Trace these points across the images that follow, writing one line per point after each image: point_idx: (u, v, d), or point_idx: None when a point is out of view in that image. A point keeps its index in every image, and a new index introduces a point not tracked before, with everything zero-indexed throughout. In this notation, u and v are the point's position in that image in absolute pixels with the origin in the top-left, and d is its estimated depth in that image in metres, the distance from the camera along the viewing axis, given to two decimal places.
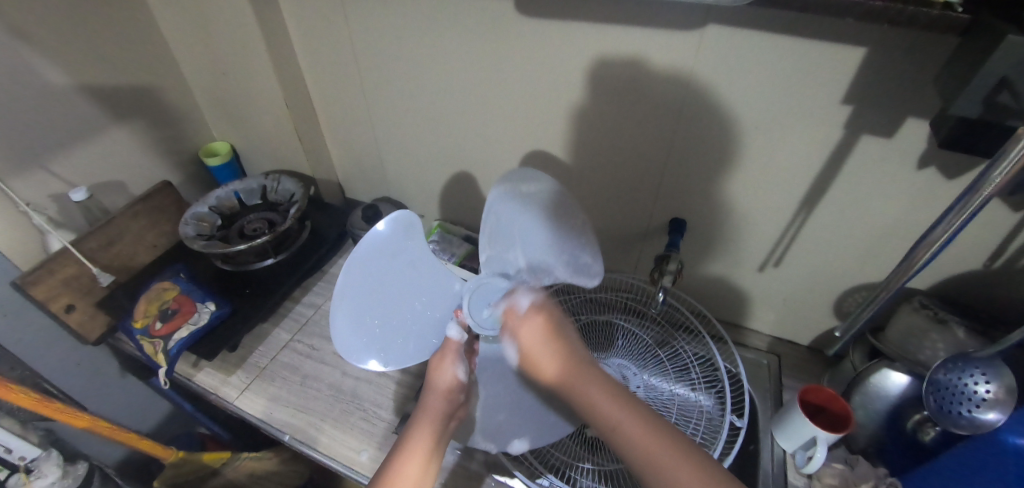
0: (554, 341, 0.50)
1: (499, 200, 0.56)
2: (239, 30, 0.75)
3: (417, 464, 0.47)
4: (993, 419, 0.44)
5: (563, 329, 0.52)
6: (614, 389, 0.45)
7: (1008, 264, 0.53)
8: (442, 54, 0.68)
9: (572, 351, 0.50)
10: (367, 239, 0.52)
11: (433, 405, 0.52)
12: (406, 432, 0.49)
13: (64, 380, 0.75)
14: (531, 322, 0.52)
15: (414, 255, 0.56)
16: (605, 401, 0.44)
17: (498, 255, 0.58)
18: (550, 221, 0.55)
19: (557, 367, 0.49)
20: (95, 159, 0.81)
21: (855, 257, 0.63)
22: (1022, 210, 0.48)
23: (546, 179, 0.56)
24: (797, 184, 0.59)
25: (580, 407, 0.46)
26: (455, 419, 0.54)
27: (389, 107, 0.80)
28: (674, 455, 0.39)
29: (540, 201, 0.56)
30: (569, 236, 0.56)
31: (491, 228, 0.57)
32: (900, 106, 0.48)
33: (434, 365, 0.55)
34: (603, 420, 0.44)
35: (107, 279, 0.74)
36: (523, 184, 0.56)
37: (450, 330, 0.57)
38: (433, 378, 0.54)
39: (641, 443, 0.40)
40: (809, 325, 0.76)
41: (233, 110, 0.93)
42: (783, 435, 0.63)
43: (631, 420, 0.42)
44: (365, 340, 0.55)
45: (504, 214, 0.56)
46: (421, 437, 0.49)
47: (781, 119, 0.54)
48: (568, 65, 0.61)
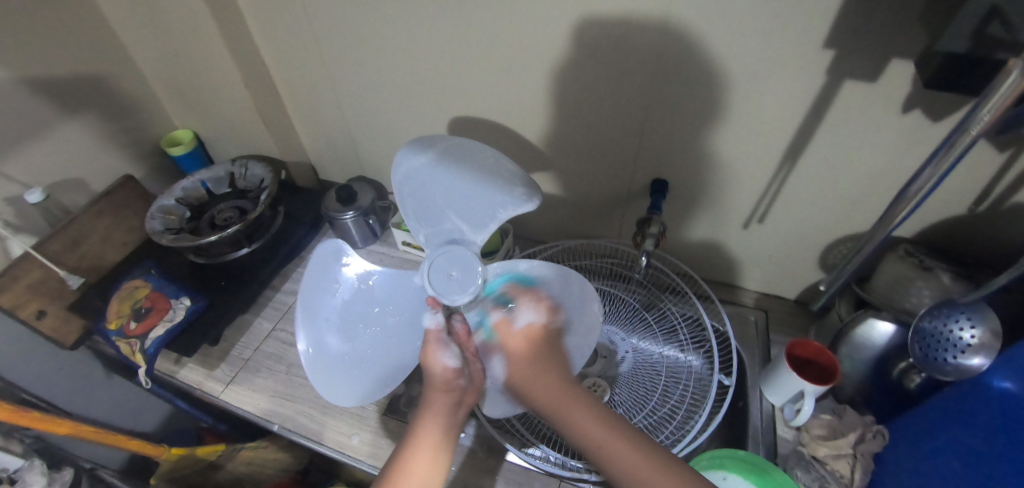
0: (541, 363, 0.50)
1: (402, 183, 0.54)
2: (185, 8, 0.70)
3: (426, 466, 0.45)
4: (978, 364, 0.44)
5: (554, 349, 0.52)
6: (599, 411, 0.46)
7: (994, 207, 0.52)
8: (402, 19, 0.64)
9: (556, 369, 0.50)
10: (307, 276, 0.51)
11: (433, 401, 0.49)
12: (412, 432, 0.48)
13: (46, 386, 0.74)
14: (520, 339, 0.51)
15: (364, 269, 0.53)
16: (592, 422, 0.45)
17: (433, 228, 0.54)
18: (458, 172, 0.53)
19: (542, 390, 0.48)
20: (49, 157, 0.77)
21: (840, 208, 0.62)
22: (1008, 149, 0.46)
23: (432, 141, 0.53)
24: (779, 136, 0.57)
25: (565, 429, 0.46)
26: (465, 406, 0.51)
27: (354, 82, 0.76)
28: (655, 472, 0.41)
29: (440, 161, 0.53)
30: (485, 175, 0.52)
31: (412, 210, 0.54)
32: (884, 46, 0.45)
33: (422, 360, 0.51)
34: (588, 439, 0.44)
35: (76, 281, 0.71)
36: (416, 156, 0.53)
37: (428, 319, 0.53)
38: (426, 374, 0.51)
39: (622, 462, 0.42)
40: (795, 279, 0.75)
41: (192, 95, 0.87)
42: (771, 390, 0.63)
43: (617, 440, 0.43)
44: (354, 385, 0.51)
45: (413, 191, 0.54)
46: (427, 433, 0.48)
47: (762, 66, 0.51)
48: (537, 23, 0.57)
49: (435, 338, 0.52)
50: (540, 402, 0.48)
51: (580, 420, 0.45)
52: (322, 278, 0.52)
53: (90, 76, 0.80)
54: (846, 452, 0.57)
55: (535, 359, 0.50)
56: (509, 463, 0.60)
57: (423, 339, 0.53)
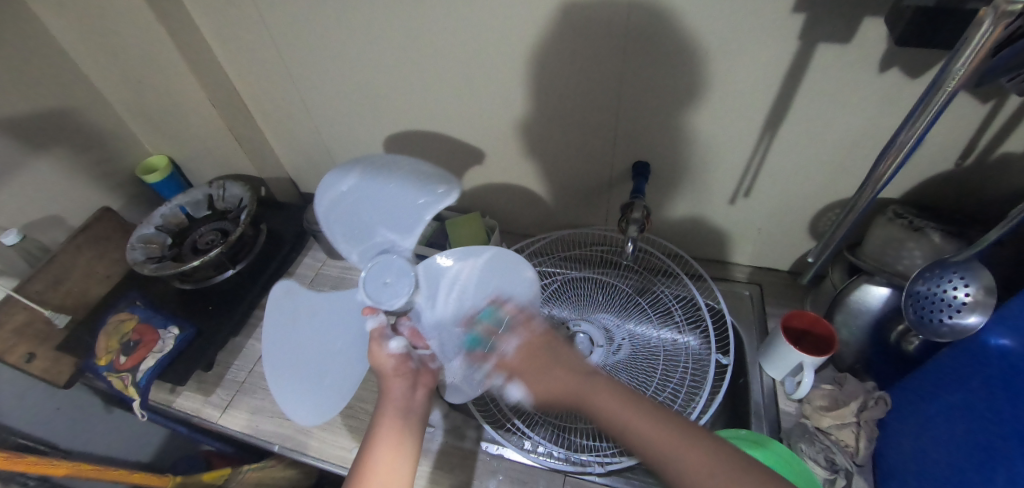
0: (546, 367, 0.50)
1: (331, 212, 0.54)
2: (142, 31, 0.68)
3: (391, 450, 0.46)
4: (975, 322, 0.43)
5: (557, 351, 0.51)
6: (624, 393, 0.44)
7: (981, 159, 0.50)
8: (363, 21, 0.62)
9: (570, 366, 0.49)
10: (263, 323, 0.51)
11: (392, 388, 0.51)
12: (374, 421, 0.49)
13: (43, 426, 0.73)
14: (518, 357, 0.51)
15: (308, 301, 0.53)
16: (611, 402, 0.43)
17: (365, 247, 0.54)
18: (380, 185, 0.52)
19: (567, 386, 0.47)
20: (22, 197, 0.76)
21: (824, 175, 0.61)
22: (991, 100, 0.45)
23: (354, 161, 0.53)
24: (757, 108, 0.55)
25: (590, 419, 0.45)
26: (421, 386, 0.53)
27: (322, 90, 0.74)
28: (678, 443, 0.39)
29: (363, 179, 0.52)
30: (402, 182, 0.52)
31: (342, 234, 0.55)
32: (853, 7, 0.43)
33: (370, 354, 0.54)
34: (611, 421, 0.43)
35: (62, 319, 0.71)
36: (339, 180, 0.53)
37: (372, 320, 0.53)
38: (376, 366, 0.53)
39: (648, 439, 0.40)
40: (785, 250, 0.74)
41: (161, 120, 0.86)
42: (770, 365, 0.62)
43: (637, 417, 0.42)
44: (321, 403, 0.51)
45: (340, 216, 0.54)
46: (389, 422, 0.49)
47: (732, 36, 0.49)
48: (500, 14, 0.55)
49: (379, 334, 0.53)
50: (560, 398, 0.47)
51: (600, 402, 0.44)
52: (276, 319, 0.52)
53: (55, 109, 0.78)
54: (849, 421, 0.56)
55: (540, 363, 0.50)
56: (510, 462, 0.60)
57: (369, 340, 0.54)
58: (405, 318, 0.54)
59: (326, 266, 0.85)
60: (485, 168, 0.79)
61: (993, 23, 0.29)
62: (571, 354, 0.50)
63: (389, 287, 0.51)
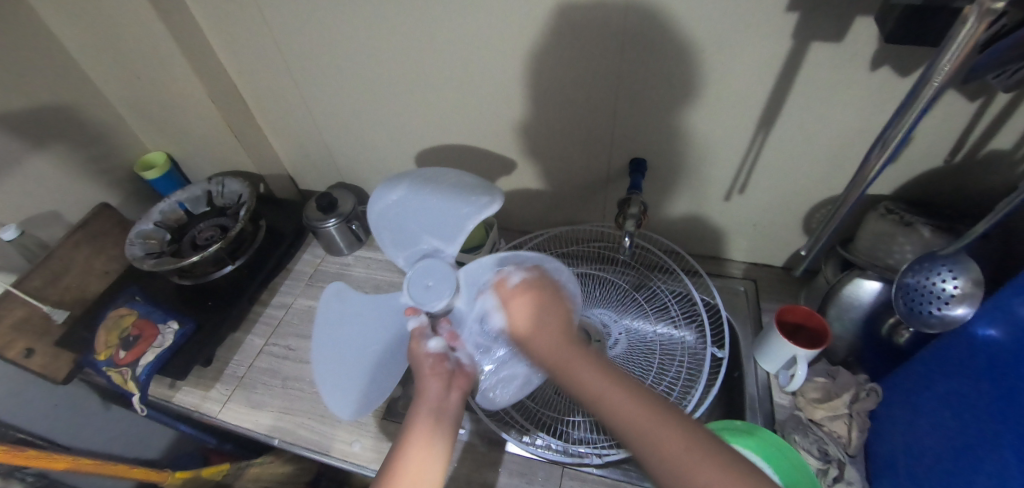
0: (539, 316, 0.49)
1: (379, 220, 0.57)
2: (141, 27, 0.68)
3: (423, 447, 0.45)
4: (962, 314, 0.44)
5: (554, 299, 0.50)
6: (607, 367, 0.43)
7: (971, 156, 0.52)
8: (363, 19, 0.62)
9: (558, 328, 0.48)
10: (317, 323, 0.56)
11: (427, 387, 0.49)
12: (406, 424, 0.47)
13: (41, 421, 0.73)
14: (519, 298, 0.50)
15: (358, 306, 0.57)
16: (593, 374, 0.43)
17: (410, 252, 0.57)
18: (426, 196, 0.55)
19: (552, 345, 0.47)
20: (19, 194, 0.76)
21: (818, 171, 0.62)
22: (978, 97, 0.46)
23: (402, 175, 0.57)
24: (752, 105, 0.56)
25: (569, 385, 0.44)
26: (456, 389, 0.51)
27: (322, 87, 0.74)
28: (655, 419, 0.38)
29: (412, 190, 0.56)
30: (445, 193, 0.55)
31: (389, 240, 0.58)
32: (844, 6, 0.44)
33: (411, 350, 0.53)
34: (589, 391, 0.42)
35: (61, 315, 0.71)
36: (388, 194, 0.57)
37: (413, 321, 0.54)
38: (414, 362, 0.52)
39: (625, 416, 0.39)
40: (780, 246, 0.75)
41: (160, 116, 0.86)
42: (764, 358, 0.63)
43: (615, 391, 0.41)
44: (358, 397, 0.52)
45: (386, 224, 0.57)
46: (421, 425, 0.47)
47: (727, 35, 0.50)
48: (499, 11, 0.56)
49: (420, 333, 0.54)
50: (544, 357, 0.47)
51: (580, 371, 0.43)
52: (326, 321, 0.56)
53: (53, 105, 0.78)
54: (842, 412, 0.57)
55: (534, 316, 0.49)
56: (510, 455, 0.61)
57: (409, 338, 0.55)
58: (444, 321, 0.55)
59: (324, 263, 0.85)
60: (484, 166, 0.79)
61: (976, 21, 0.30)
62: (563, 314, 0.49)
63: (432, 290, 0.54)
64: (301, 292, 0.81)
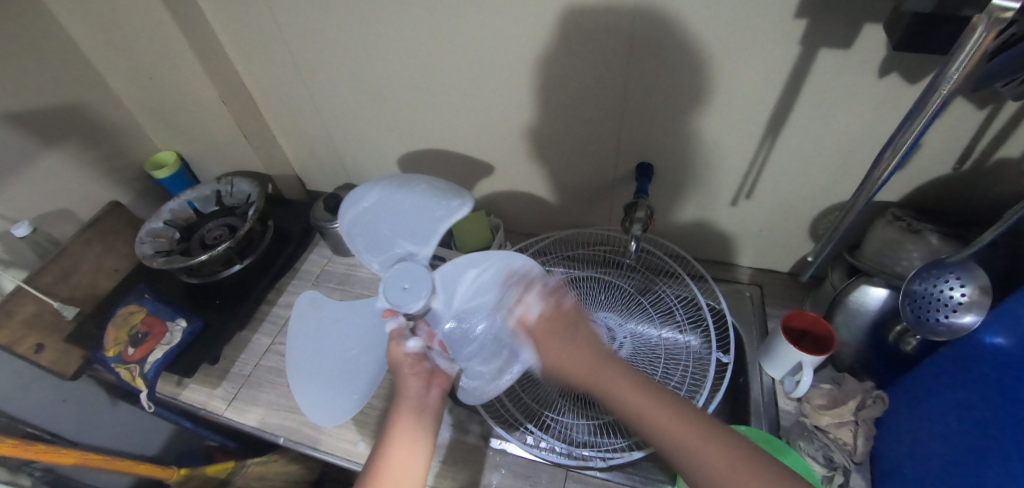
0: (569, 339, 0.49)
1: (353, 226, 0.57)
2: (155, 28, 0.69)
3: (403, 450, 0.47)
4: (970, 321, 0.44)
5: (579, 323, 0.51)
6: (641, 381, 0.45)
7: (979, 164, 0.52)
8: (373, 23, 0.63)
9: (589, 345, 0.49)
10: (292, 336, 0.56)
11: (407, 386, 0.52)
12: (388, 422, 0.50)
13: (49, 416, 0.74)
14: (542, 322, 0.51)
15: (333, 314, 0.57)
16: (629, 388, 0.44)
17: (385, 257, 0.57)
18: (398, 200, 0.55)
19: (582, 363, 0.48)
20: (33, 191, 0.77)
21: (825, 178, 0.62)
22: (987, 105, 0.46)
23: (377, 179, 0.57)
24: (759, 111, 0.57)
25: (604, 401, 0.45)
26: (436, 387, 0.53)
27: (332, 90, 0.75)
28: (693, 432, 0.40)
29: (385, 195, 0.56)
30: (417, 196, 0.54)
31: (364, 246, 0.57)
32: (853, 13, 0.45)
33: (388, 351, 0.55)
34: (625, 408, 0.43)
35: (71, 311, 0.72)
36: (362, 198, 0.56)
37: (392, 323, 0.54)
38: (394, 368, 0.53)
39: (664, 427, 0.41)
40: (786, 252, 0.75)
41: (171, 117, 0.87)
42: (770, 364, 0.63)
43: (654, 406, 0.42)
44: (335, 404, 0.51)
45: (361, 230, 0.57)
46: (404, 423, 0.49)
47: (736, 41, 0.50)
48: (508, 15, 0.56)
49: (399, 335, 0.54)
50: (575, 374, 0.48)
51: (616, 389, 0.45)
52: (302, 333, 0.57)
53: (67, 104, 0.79)
54: (848, 419, 0.58)
55: (560, 333, 0.50)
56: (513, 457, 0.61)
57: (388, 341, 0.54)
58: (423, 323, 0.55)
59: (331, 263, 0.86)
60: (490, 169, 0.80)
61: (985, 30, 0.30)
62: (594, 332, 0.50)
63: (407, 293, 0.53)
64: (307, 292, 0.82)
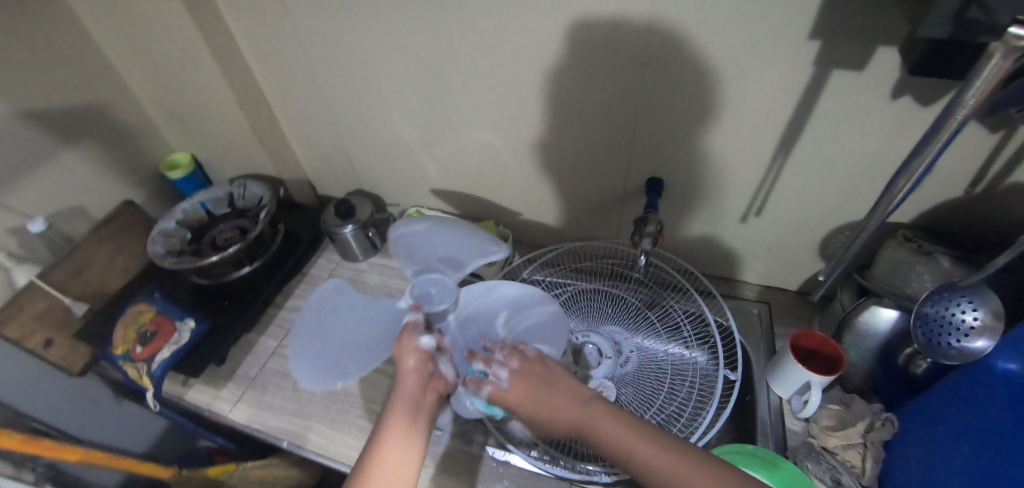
0: (545, 392, 0.48)
1: (399, 243, 0.61)
2: (176, 31, 0.70)
3: (399, 457, 0.45)
4: (982, 347, 0.43)
5: (552, 369, 0.50)
6: (627, 420, 0.46)
7: (991, 187, 0.52)
8: (391, 34, 0.64)
9: (564, 391, 0.49)
10: (309, 303, 0.71)
11: (404, 384, 0.50)
12: (381, 420, 0.48)
13: (55, 412, 0.75)
14: (515, 388, 0.49)
15: (350, 301, 0.70)
16: (618, 433, 0.45)
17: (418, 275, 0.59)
18: (447, 231, 0.59)
19: (567, 413, 0.48)
20: (49, 188, 0.78)
21: (835, 197, 0.62)
22: (1000, 129, 0.47)
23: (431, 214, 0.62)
24: (771, 129, 0.57)
25: (596, 447, 0.46)
26: (433, 391, 0.51)
27: (347, 97, 0.76)
28: (690, 467, 0.41)
29: (434, 225, 0.60)
30: (465, 232, 0.59)
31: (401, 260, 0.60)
32: (868, 35, 0.45)
33: (397, 343, 0.51)
34: (617, 452, 0.44)
35: (81, 307, 0.73)
36: (411, 224, 0.61)
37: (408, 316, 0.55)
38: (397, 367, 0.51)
39: (657, 469, 0.42)
40: (796, 271, 0.75)
41: (188, 118, 0.88)
42: (777, 382, 0.63)
43: (643, 448, 0.43)
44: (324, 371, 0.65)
45: (403, 247, 0.60)
46: (396, 425, 0.47)
47: (749, 60, 0.51)
48: (525, 29, 0.57)
49: (412, 327, 0.52)
50: (563, 426, 0.48)
51: (605, 431, 0.45)
52: (318, 308, 0.70)
53: (86, 104, 0.80)
54: (856, 442, 0.57)
55: (534, 386, 0.49)
56: (517, 469, 0.60)
57: (400, 329, 0.52)
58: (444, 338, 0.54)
59: (339, 268, 0.86)
60: (500, 180, 0.80)
61: (1001, 57, 0.30)
62: (566, 375, 0.50)
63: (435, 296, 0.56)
64: None
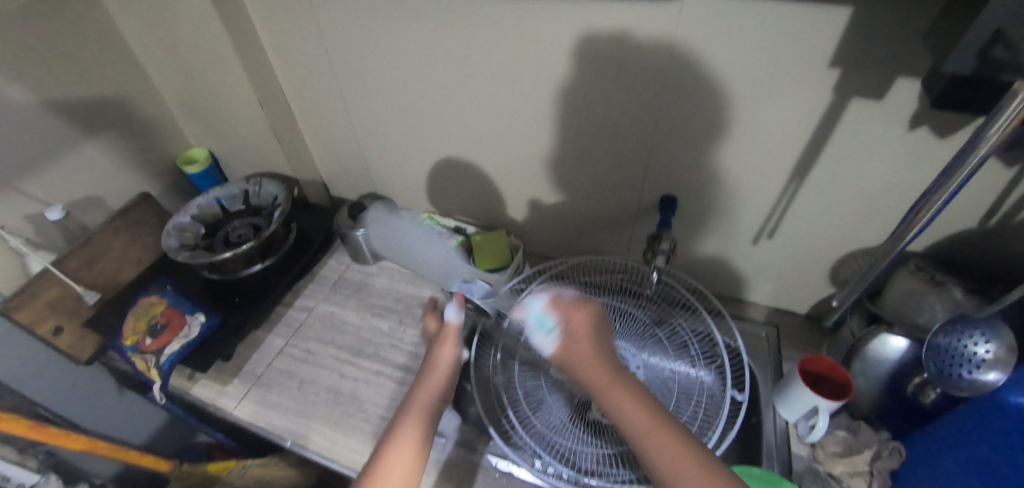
0: (593, 338, 0.51)
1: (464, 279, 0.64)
2: (204, 30, 0.72)
3: (415, 428, 0.47)
4: (993, 379, 0.43)
5: (605, 332, 0.53)
6: (648, 399, 0.45)
7: (1005, 220, 0.52)
8: (416, 43, 0.65)
9: (606, 350, 0.50)
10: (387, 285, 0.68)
11: (429, 387, 0.52)
12: (400, 414, 0.49)
13: (59, 401, 0.75)
14: (576, 313, 0.53)
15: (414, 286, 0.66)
16: (636, 402, 0.44)
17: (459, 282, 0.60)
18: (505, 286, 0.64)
19: (596, 364, 0.48)
20: (69, 178, 0.79)
21: (849, 224, 0.62)
22: (1016, 164, 0.47)
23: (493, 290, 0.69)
24: (787, 154, 0.58)
25: (607, 406, 0.46)
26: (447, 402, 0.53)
27: (367, 102, 0.77)
28: (689, 462, 0.39)
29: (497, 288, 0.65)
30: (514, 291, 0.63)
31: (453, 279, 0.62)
32: (889, 67, 0.46)
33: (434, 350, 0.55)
34: (626, 416, 0.44)
35: (93, 297, 0.73)
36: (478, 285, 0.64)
37: (450, 314, 0.57)
38: (433, 358, 0.54)
39: (659, 447, 0.41)
40: (805, 294, 0.75)
41: (208, 115, 0.89)
42: (785, 407, 0.62)
43: (655, 425, 0.42)
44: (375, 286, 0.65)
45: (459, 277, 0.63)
46: (415, 421, 0.48)
47: (770, 86, 0.52)
48: (549, 44, 0.58)
49: (452, 334, 0.56)
50: (587, 374, 0.48)
51: (623, 398, 0.45)
52: None
53: (110, 97, 0.82)
54: (863, 469, 0.57)
55: (588, 329, 0.52)
56: (521, 481, 0.60)
57: (443, 335, 0.56)
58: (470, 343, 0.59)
59: (349, 270, 0.87)
60: (514, 191, 0.81)
61: None
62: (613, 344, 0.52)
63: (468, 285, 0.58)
64: (324, 297, 0.82)
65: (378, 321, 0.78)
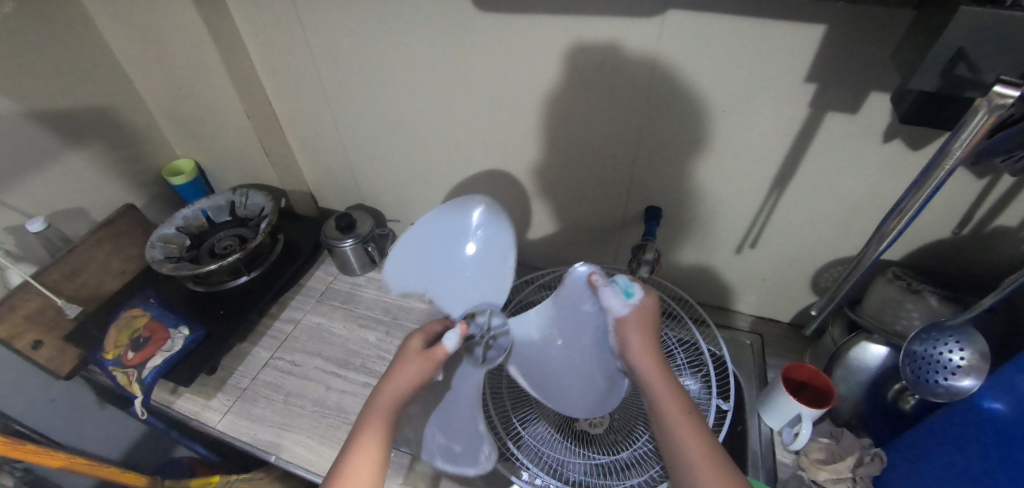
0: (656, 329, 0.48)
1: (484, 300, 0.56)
2: (192, 42, 0.72)
3: (377, 436, 0.44)
4: (968, 385, 0.44)
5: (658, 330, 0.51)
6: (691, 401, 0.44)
7: (978, 230, 0.54)
8: (404, 55, 0.66)
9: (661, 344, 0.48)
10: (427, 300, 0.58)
11: (393, 392, 0.47)
12: (359, 426, 0.45)
13: (36, 416, 0.73)
14: (649, 302, 0.49)
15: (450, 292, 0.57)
16: (683, 400, 0.44)
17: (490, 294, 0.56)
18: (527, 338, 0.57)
19: (651, 353, 0.46)
20: (51, 188, 0.78)
21: (828, 233, 0.64)
22: (985, 176, 0.49)
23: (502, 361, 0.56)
24: (768, 165, 0.59)
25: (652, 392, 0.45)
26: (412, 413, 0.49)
27: (355, 113, 0.78)
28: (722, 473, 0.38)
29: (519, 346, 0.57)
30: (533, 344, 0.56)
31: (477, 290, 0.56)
32: (860, 82, 0.48)
33: (410, 366, 0.48)
34: (671, 408, 0.43)
35: (73, 310, 0.72)
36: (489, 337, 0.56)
37: (448, 338, 0.49)
38: (401, 365, 0.49)
39: (696, 449, 0.40)
40: (788, 303, 0.76)
41: (195, 126, 0.89)
42: (768, 414, 0.63)
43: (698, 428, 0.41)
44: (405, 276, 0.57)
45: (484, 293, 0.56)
46: (372, 433, 0.44)
47: (749, 99, 0.53)
48: (536, 57, 0.59)
49: (437, 357, 0.48)
50: (639, 359, 0.46)
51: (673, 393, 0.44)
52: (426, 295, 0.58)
53: (95, 107, 0.81)
54: (846, 476, 0.58)
55: (654, 320, 0.49)
56: None
57: (426, 354, 0.48)
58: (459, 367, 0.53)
59: (336, 281, 0.86)
60: (501, 201, 0.82)
61: (986, 112, 0.32)
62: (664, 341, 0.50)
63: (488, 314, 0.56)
64: (311, 308, 0.82)
65: (365, 332, 0.78)
